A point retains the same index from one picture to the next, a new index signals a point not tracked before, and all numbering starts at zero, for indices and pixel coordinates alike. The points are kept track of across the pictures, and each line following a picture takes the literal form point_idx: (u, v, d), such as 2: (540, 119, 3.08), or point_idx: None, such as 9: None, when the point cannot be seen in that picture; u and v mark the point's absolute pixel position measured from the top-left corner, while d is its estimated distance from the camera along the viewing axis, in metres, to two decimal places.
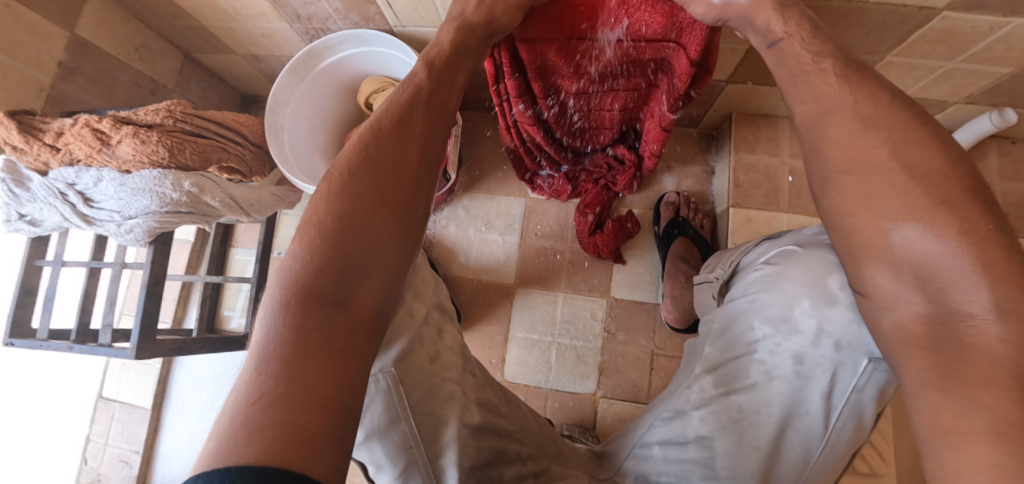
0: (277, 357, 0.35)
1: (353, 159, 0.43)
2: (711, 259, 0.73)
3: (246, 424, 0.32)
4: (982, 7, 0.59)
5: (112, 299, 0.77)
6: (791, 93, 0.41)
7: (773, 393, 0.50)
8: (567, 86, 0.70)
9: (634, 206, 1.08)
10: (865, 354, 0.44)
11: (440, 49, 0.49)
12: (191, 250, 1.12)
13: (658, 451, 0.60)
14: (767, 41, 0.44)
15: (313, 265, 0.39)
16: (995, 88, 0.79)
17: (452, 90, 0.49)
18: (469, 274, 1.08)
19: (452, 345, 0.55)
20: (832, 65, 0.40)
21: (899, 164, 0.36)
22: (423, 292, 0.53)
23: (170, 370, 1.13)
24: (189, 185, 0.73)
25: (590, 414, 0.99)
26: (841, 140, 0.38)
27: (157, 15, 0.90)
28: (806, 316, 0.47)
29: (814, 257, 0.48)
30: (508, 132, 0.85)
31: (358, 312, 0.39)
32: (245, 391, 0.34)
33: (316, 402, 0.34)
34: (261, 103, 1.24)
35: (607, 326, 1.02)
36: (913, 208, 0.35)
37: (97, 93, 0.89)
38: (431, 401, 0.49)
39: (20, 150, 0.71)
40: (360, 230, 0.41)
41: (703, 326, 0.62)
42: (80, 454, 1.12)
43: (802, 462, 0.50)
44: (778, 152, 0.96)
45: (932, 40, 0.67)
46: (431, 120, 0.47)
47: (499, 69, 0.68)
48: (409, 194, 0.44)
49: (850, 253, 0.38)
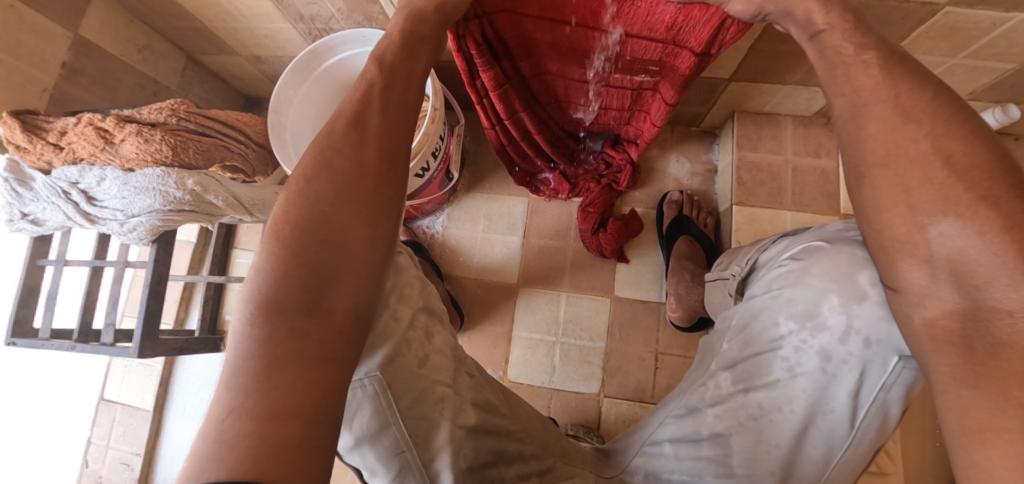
0: (249, 370, 0.35)
1: (311, 166, 0.43)
2: (724, 256, 0.72)
3: (219, 439, 0.32)
4: (985, 3, 0.60)
5: (115, 298, 0.77)
6: (830, 85, 0.41)
7: (796, 390, 0.50)
8: (549, 66, 0.71)
9: (637, 204, 1.08)
10: (895, 351, 0.44)
11: (390, 43, 0.49)
12: (194, 250, 1.11)
13: (669, 449, 0.59)
14: (807, 33, 0.43)
15: (281, 273, 0.39)
16: (998, 85, 0.79)
17: (409, 82, 0.48)
18: (472, 274, 1.08)
19: (442, 348, 0.53)
20: (875, 58, 0.39)
21: (940, 159, 0.36)
22: (409, 295, 0.51)
23: (173, 370, 1.12)
24: (192, 184, 0.72)
25: (595, 414, 0.98)
26: (878, 134, 0.38)
27: (161, 17, 0.90)
28: (835, 313, 0.47)
29: (843, 252, 0.47)
30: (493, 131, 0.85)
31: (333, 318, 0.39)
32: (217, 407, 0.34)
33: (290, 413, 0.34)
34: (264, 104, 1.24)
35: (611, 326, 1.01)
36: (953, 203, 0.35)
37: (101, 94, 0.89)
38: (422, 406, 0.48)
39: (23, 149, 0.71)
40: (327, 236, 0.41)
41: (720, 323, 0.62)
42: (82, 457, 1.11)
43: (824, 461, 0.50)
44: (782, 150, 0.96)
45: (935, 36, 0.68)
46: (390, 118, 0.46)
47: (471, 63, 0.68)
48: (374, 191, 0.43)
49: (882, 246, 0.38)
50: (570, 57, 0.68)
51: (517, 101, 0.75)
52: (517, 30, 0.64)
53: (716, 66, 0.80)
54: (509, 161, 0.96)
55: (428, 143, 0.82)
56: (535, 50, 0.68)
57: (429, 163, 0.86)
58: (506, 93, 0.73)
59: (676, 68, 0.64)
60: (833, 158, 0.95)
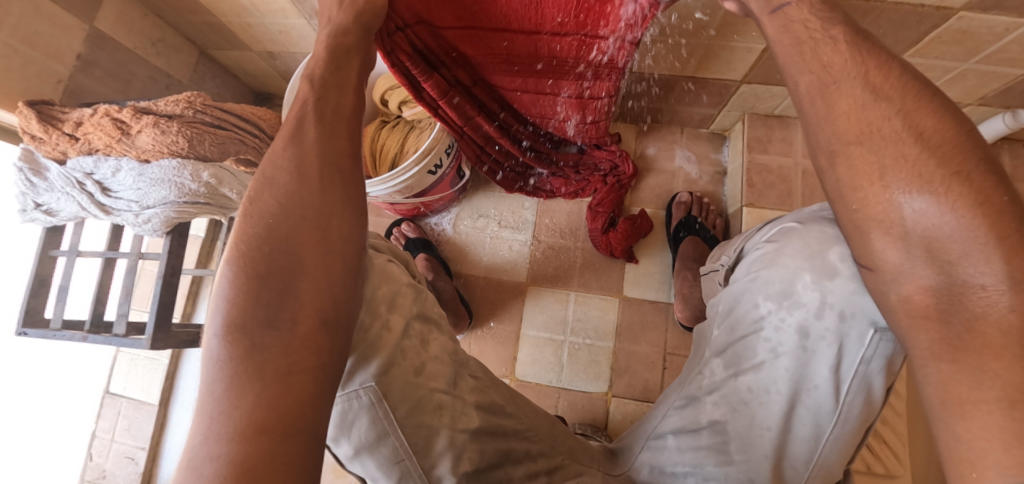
0: (218, 391, 0.36)
1: (255, 187, 0.42)
2: (716, 248, 0.72)
3: (190, 464, 0.33)
4: (999, 8, 0.60)
5: (128, 289, 0.77)
6: (795, 61, 0.41)
7: (780, 370, 0.50)
8: (488, 74, 0.72)
9: (645, 205, 1.08)
10: (870, 324, 0.44)
11: (317, 62, 0.47)
12: (202, 245, 1.11)
13: (672, 441, 0.60)
14: (769, 7, 0.43)
15: (239, 288, 0.39)
16: (1009, 90, 0.80)
17: (343, 93, 0.46)
18: (481, 273, 1.08)
19: (439, 354, 0.51)
20: (842, 33, 0.40)
21: (912, 135, 0.36)
22: (401, 304, 0.49)
23: (179, 364, 1.12)
24: (208, 176, 0.74)
25: (603, 413, 0.98)
26: (848, 111, 0.38)
27: (176, 11, 0.90)
28: (809, 290, 0.47)
29: (813, 231, 0.48)
30: (461, 140, 0.89)
31: (296, 328, 0.38)
32: (195, 429, 0.35)
33: (255, 430, 0.34)
34: (274, 100, 1.24)
35: (619, 325, 1.01)
36: (928, 179, 0.35)
37: (115, 86, 0.89)
38: (419, 415, 0.47)
39: (38, 139, 0.71)
40: (277, 245, 0.40)
41: (710, 309, 0.62)
42: (87, 450, 1.12)
43: (814, 439, 0.50)
44: (791, 152, 0.97)
45: (948, 40, 0.68)
46: (326, 123, 0.44)
47: (410, 80, 0.69)
48: (320, 197, 0.42)
49: (855, 225, 0.39)
50: (503, 60, 0.69)
51: (467, 106, 0.77)
52: (441, 38, 0.65)
53: (730, 67, 0.80)
54: (490, 171, 0.99)
55: (443, 139, 0.83)
56: (466, 59, 0.69)
57: (442, 160, 0.86)
58: (453, 99, 0.74)
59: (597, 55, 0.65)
60: None
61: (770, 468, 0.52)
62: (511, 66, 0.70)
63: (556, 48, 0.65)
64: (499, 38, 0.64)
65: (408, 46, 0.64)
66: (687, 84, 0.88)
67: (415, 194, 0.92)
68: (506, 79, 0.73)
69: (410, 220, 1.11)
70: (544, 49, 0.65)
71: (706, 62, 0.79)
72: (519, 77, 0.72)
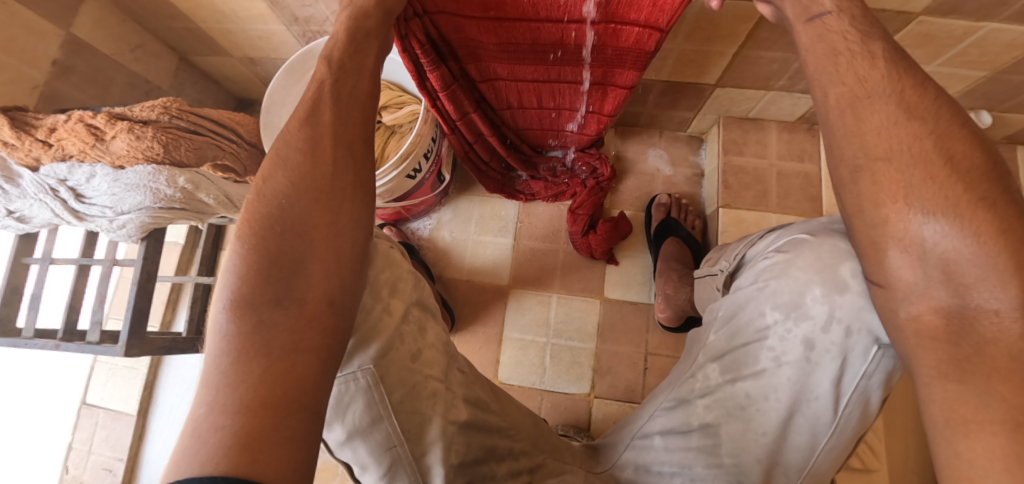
0: (224, 364, 0.36)
1: (269, 166, 0.43)
2: (713, 252, 0.74)
3: (195, 433, 0.33)
4: (957, 12, 0.62)
5: (101, 296, 0.76)
6: (828, 72, 0.41)
7: (781, 379, 0.50)
8: (496, 70, 0.72)
9: (626, 207, 1.09)
10: (874, 341, 0.45)
11: (335, 40, 0.48)
12: (182, 251, 1.11)
13: (659, 441, 0.61)
14: (806, 15, 0.43)
15: (250, 266, 0.39)
16: (971, 92, 0.82)
17: (360, 77, 0.47)
18: (464, 276, 1.08)
19: (435, 342, 0.52)
20: (881, 49, 0.40)
21: (943, 157, 0.37)
22: (402, 289, 0.49)
23: (158, 374, 1.11)
24: (184, 181, 0.74)
25: (585, 414, 0.98)
26: (880, 127, 0.39)
27: (155, 17, 0.90)
28: (817, 303, 0.47)
29: (825, 245, 0.48)
30: (453, 135, 0.89)
31: (303, 307, 0.38)
32: (198, 399, 0.35)
33: (259, 404, 0.34)
34: (257, 106, 1.24)
35: (601, 327, 1.02)
36: (952, 203, 0.36)
37: (92, 92, 0.89)
38: (413, 400, 0.47)
39: (10, 146, 0.70)
40: (289, 228, 0.40)
41: (707, 315, 0.62)
42: (62, 462, 1.09)
43: (809, 448, 0.51)
44: (767, 154, 0.99)
45: (910, 44, 0.71)
46: (341, 108, 0.45)
47: (418, 65, 0.70)
48: (333, 180, 0.42)
49: (872, 241, 0.39)
50: (520, 54, 0.67)
51: (466, 101, 0.78)
52: (457, 30, 0.64)
53: (703, 72, 0.82)
54: (478, 171, 1.00)
55: (421, 144, 0.83)
56: (483, 55, 0.69)
57: (420, 165, 0.87)
58: (455, 93, 0.76)
59: (620, 45, 0.63)
60: (815, 163, 0.98)
61: (761, 473, 0.53)
62: (523, 59, 0.68)
63: (580, 38, 0.62)
64: (519, 31, 0.63)
65: (423, 34, 0.64)
66: (663, 87, 0.90)
67: (397, 198, 0.92)
68: (516, 74, 0.72)
69: (392, 225, 1.11)
70: (564, 42, 0.64)
71: (680, 66, 0.81)
72: (532, 73, 0.71)
